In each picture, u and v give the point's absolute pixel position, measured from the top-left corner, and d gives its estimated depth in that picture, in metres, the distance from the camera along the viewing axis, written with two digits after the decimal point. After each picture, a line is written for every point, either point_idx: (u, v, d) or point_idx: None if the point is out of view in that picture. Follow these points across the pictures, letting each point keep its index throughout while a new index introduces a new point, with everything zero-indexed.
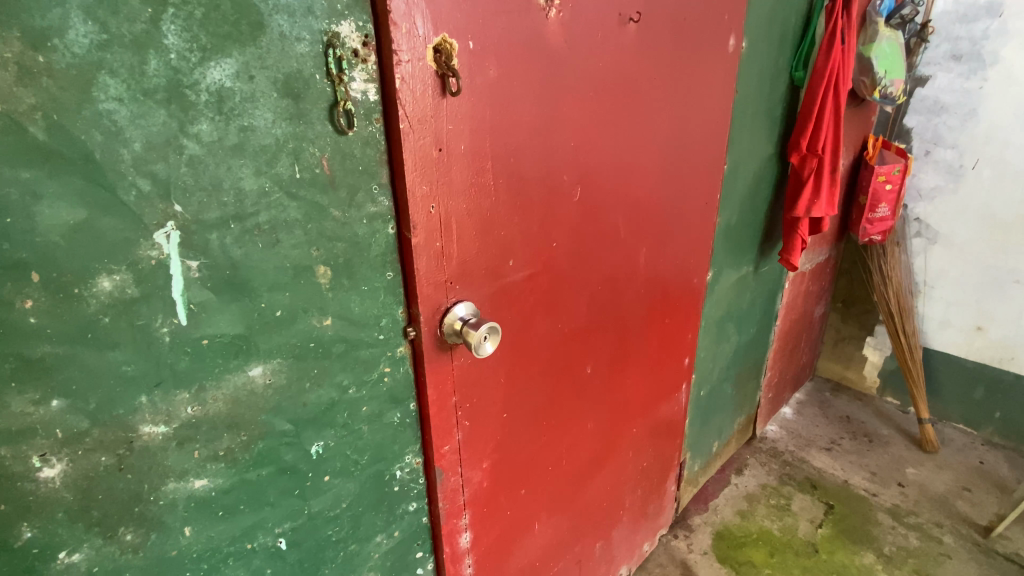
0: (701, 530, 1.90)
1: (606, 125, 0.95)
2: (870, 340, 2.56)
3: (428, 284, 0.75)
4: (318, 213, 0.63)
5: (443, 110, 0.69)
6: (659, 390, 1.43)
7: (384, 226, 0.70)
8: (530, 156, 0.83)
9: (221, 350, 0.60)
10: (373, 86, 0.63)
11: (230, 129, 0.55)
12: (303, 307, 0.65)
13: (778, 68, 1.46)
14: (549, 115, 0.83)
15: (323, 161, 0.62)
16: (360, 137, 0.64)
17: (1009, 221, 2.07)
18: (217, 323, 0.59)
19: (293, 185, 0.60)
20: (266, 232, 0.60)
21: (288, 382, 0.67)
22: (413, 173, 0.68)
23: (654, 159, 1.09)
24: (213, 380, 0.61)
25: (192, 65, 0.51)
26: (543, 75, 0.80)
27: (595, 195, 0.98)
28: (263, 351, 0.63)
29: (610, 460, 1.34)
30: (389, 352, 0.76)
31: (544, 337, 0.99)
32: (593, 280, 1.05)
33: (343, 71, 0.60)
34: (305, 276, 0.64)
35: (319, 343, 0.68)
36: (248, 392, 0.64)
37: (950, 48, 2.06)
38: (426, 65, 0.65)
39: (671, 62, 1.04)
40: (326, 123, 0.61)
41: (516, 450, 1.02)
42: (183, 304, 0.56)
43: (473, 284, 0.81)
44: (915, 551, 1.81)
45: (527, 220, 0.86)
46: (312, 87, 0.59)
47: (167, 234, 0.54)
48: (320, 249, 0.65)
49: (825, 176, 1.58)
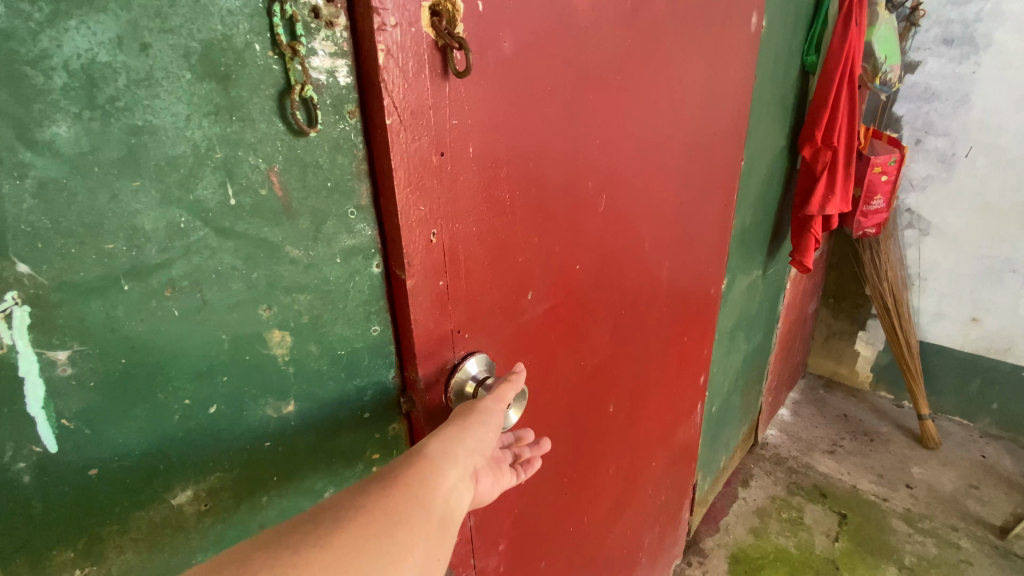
0: (716, 555, 1.76)
1: (636, 114, 0.76)
2: (863, 335, 2.49)
3: (429, 339, 0.54)
4: (267, 254, 0.42)
5: (445, 98, 0.48)
6: (679, 415, 1.26)
7: (366, 265, 0.49)
8: (553, 158, 0.64)
9: (124, 479, 0.39)
10: (342, 62, 0.42)
11: (111, 133, 0.33)
12: (251, 394, 0.44)
13: (791, 50, 1.31)
14: (575, 104, 0.65)
15: (271, 176, 0.40)
16: (327, 140, 0.43)
17: (1004, 210, 2.02)
18: (113, 440, 0.38)
19: (225, 217, 0.39)
20: (185, 292, 0.38)
21: (236, 502, 0.46)
22: (406, 191, 0.47)
23: (680, 155, 0.91)
24: (116, 523, 0.40)
25: (34, 26, 0.30)
26: (568, 52, 0.61)
27: (621, 203, 0.80)
28: (192, 467, 0.42)
29: (631, 502, 1.16)
30: (377, 433, 0.56)
31: (567, 379, 0.80)
32: (618, 303, 0.87)
33: (298, 39, 0.39)
34: (253, 348, 0.43)
35: (278, 441, 0.47)
36: (173, 530, 0.43)
37: (941, 32, 1.99)
38: (421, 32, 0.44)
39: (699, 36, 0.86)
40: (275, 119, 0.40)
41: (536, 519, 0.83)
42: (50, 421, 0.35)
43: (486, 329, 0.61)
44: (935, 561, 1.73)
45: (548, 239, 0.67)
46: (248, 65, 0.38)
47: (7, 313, 0.32)
48: (271, 307, 0.43)
49: (839, 169, 1.46)
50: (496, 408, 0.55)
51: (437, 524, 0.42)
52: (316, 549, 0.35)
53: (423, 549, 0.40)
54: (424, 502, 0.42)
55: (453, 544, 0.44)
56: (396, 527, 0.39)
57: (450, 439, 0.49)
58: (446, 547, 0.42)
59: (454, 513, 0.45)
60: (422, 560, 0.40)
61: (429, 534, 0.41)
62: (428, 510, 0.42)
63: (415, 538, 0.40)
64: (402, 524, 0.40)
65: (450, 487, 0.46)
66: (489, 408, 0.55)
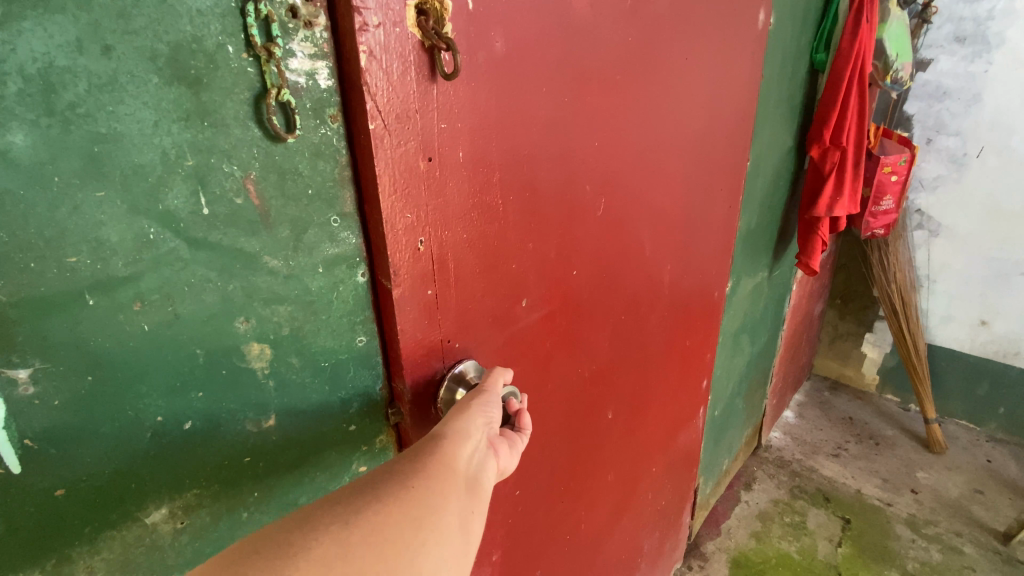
0: (716, 559, 1.75)
1: (635, 115, 0.74)
2: (870, 337, 2.45)
3: (417, 349, 0.52)
4: (244, 265, 0.40)
5: (432, 102, 0.46)
6: (680, 419, 1.24)
7: (350, 274, 0.47)
8: (547, 161, 0.61)
9: (92, 499, 0.38)
10: (323, 64, 0.40)
11: (71, 141, 0.31)
12: (228, 409, 0.42)
13: (799, 48, 1.28)
14: (570, 104, 0.62)
15: (246, 184, 0.39)
16: (307, 145, 0.41)
17: (1015, 212, 1.98)
18: (80, 458, 0.36)
19: (198, 227, 0.37)
20: (155, 306, 0.37)
21: (214, 519, 0.44)
22: (392, 198, 0.45)
23: (682, 156, 0.89)
24: (86, 544, 0.39)
25: None
26: (563, 51, 0.59)
27: (619, 206, 0.77)
28: (167, 485, 0.41)
29: (630, 508, 1.14)
30: (365, 445, 0.54)
31: (563, 387, 0.78)
32: (616, 308, 0.85)
33: (274, 41, 0.37)
34: (230, 362, 0.41)
35: (258, 456, 0.46)
36: (147, 549, 0.41)
37: (953, 29, 1.94)
38: (406, 32, 0.42)
39: (703, 34, 0.83)
40: (250, 124, 0.38)
41: (530, 528, 0.82)
42: (11, 441, 0.34)
43: (478, 338, 0.59)
44: (939, 567, 1.71)
45: (542, 245, 0.65)
46: (221, 68, 0.36)
47: None
48: (249, 319, 0.42)
49: (847, 169, 1.43)
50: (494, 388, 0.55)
51: (465, 485, 0.43)
52: (367, 503, 0.36)
53: (459, 504, 0.41)
54: (450, 466, 0.43)
55: (482, 505, 0.44)
56: (431, 484, 0.40)
57: (458, 415, 0.48)
58: (477, 507, 0.43)
59: (478, 478, 0.45)
60: (460, 515, 0.40)
61: (461, 493, 0.42)
62: (456, 472, 0.43)
63: (450, 495, 0.40)
64: (437, 483, 0.40)
65: (470, 455, 0.46)
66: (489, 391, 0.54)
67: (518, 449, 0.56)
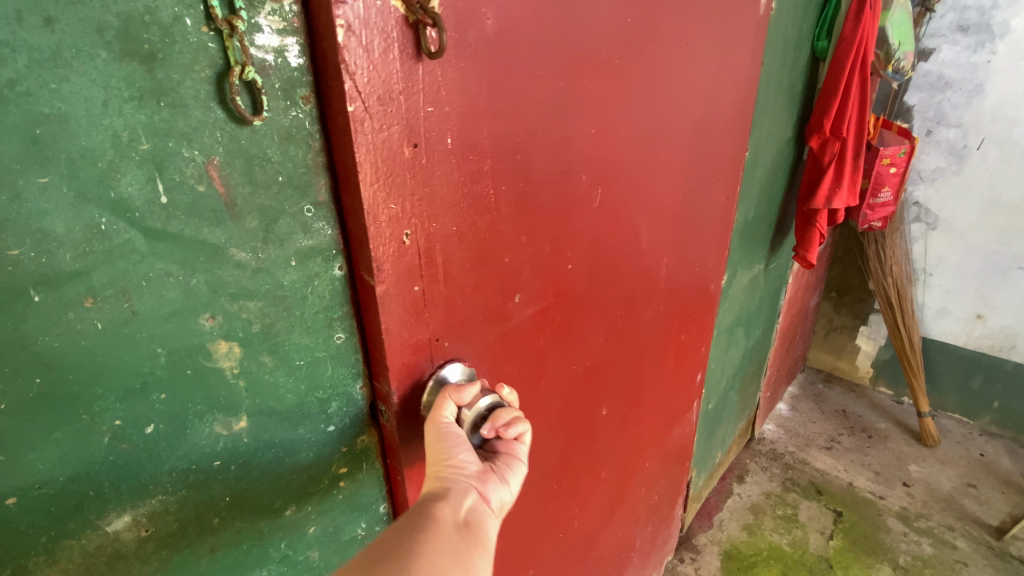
0: (708, 551, 1.75)
1: (635, 101, 0.71)
2: (864, 330, 2.45)
3: (402, 348, 0.49)
4: (208, 258, 0.37)
5: (416, 82, 0.43)
6: (675, 414, 1.22)
7: (326, 268, 0.44)
8: (542, 147, 0.58)
9: (47, 508, 0.35)
10: (292, 39, 0.37)
11: (8, 121, 0.28)
12: (193, 412, 0.40)
13: (801, 35, 1.25)
14: (567, 89, 0.59)
15: (210, 169, 0.36)
16: (276, 129, 0.38)
17: (1014, 205, 1.96)
18: (31, 466, 0.34)
19: (155, 216, 0.34)
20: (110, 302, 0.34)
21: (183, 526, 0.42)
22: (373, 187, 0.42)
23: (682, 144, 0.86)
24: (42, 555, 0.36)
25: None
26: (559, 32, 0.55)
27: (616, 197, 0.75)
28: (129, 492, 0.38)
29: (624, 504, 1.13)
30: (345, 446, 0.51)
31: (556, 385, 0.76)
32: (612, 302, 0.82)
33: (237, 13, 0.34)
34: (196, 361, 0.39)
35: (228, 460, 0.43)
36: (110, 558, 0.39)
37: (956, 19, 1.91)
38: (387, 5, 0.39)
39: (705, 14, 0.79)
40: (214, 105, 0.35)
41: (521, 529, 0.80)
42: None
43: (467, 336, 0.57)
44: (930, 561, 1.71)
45: (536, 238, 0.62)
46: (179, 44, 0.33)
47: None
48: (215, 315, 0.39)
49: (847, 161, 1.40)
50: (465, 419, 0.51)
51: (455, 531, 0.42)
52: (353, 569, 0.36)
53: (451, 550, 0.40)
54: (435, 516, 0.43)
55: (481, 547, 0.43)
56: (418, 537, 0.40)
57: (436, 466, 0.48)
58: (474, 550, 0.42)
59: (472, 522, 0.44)
60: (453, 560, 0.40)
61: (451, 540, 0.41)
62: (442, 523, 0.42)
63: (438, 544, 0.40)
64: (423, 534, 0.40)
65: (456, 503, 0.45)
66: (448, 421, 0.50)
67: (523, 471, 0.54)
